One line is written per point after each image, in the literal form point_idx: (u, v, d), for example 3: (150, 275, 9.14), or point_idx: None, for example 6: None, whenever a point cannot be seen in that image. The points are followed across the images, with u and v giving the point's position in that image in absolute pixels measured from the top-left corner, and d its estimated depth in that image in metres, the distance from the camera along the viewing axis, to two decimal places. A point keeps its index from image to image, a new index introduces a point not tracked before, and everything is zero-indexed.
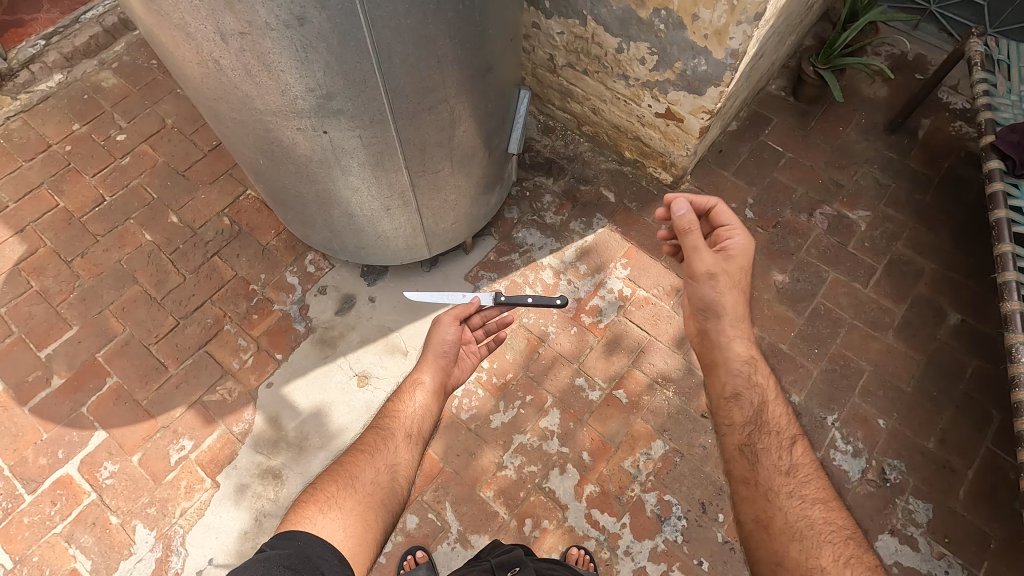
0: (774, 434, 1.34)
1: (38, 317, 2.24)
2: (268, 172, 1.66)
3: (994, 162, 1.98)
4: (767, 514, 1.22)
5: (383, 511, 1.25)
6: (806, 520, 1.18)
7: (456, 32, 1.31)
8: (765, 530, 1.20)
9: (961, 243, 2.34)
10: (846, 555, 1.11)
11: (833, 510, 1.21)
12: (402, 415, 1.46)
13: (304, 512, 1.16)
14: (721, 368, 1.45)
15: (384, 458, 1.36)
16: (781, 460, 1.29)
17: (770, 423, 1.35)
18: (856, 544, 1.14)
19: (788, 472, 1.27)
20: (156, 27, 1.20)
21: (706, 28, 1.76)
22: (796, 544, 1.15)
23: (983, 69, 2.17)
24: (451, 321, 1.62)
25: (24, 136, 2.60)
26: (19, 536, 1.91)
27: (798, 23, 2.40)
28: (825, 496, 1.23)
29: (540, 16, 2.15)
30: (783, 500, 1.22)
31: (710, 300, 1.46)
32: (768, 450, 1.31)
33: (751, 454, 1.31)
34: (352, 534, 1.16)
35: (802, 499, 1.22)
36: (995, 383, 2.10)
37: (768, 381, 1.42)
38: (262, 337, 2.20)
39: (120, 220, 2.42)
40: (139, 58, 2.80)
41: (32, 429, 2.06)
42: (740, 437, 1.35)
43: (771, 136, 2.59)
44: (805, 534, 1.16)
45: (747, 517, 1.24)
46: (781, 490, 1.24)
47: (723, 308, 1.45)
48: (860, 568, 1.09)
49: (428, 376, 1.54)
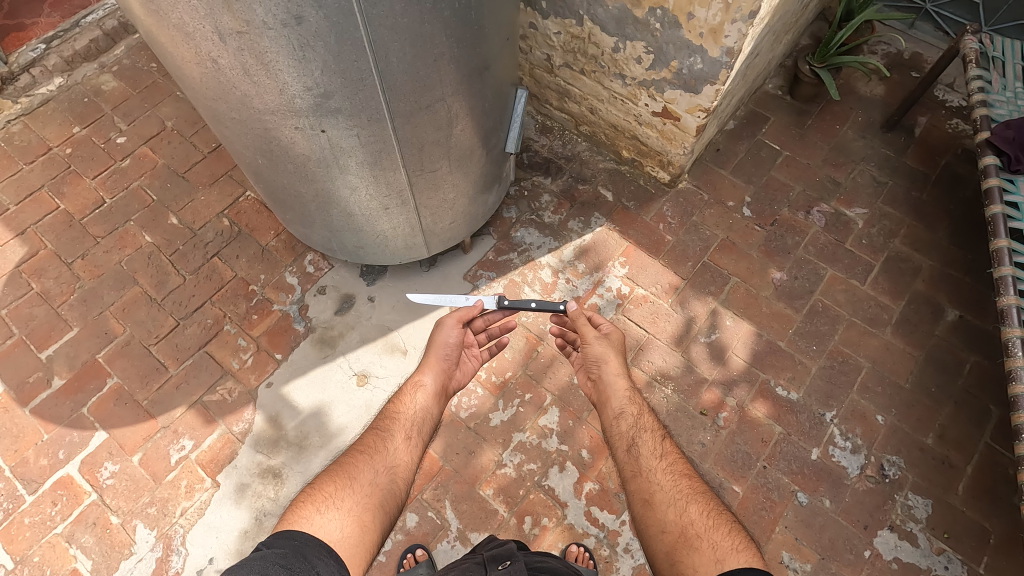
0: (648, 428, 1.45)
1: (39, 318, 2.25)
2: (267, 171, 1.67)
3: (989, 158, 1.99)
4: (648, 491, 1.30)
5: (380, 511, 1.24)
6: (672, 491, 1.29)
7: (453, 31, 1.32)
8: (647, 503, 1.29)
9: (958, 240, 2.34)
10: (708, 509, 1.24)
11: (693, 483, 1.31)
12: (402, 417, 1.45)
13: (302, 511, 1.15)
14: (604, 407, 1.56)
15: (383, 459, 1.35)
16: (656, 447, 1.40)
17: (645, 421, 1.46)
18: (717, 511, 1.24)
19: (662, 455, 1.38)
20: (156, 28, 1.21)
21: (702, 27, 1.78)
22: (672, 509, 1.25)
23: (978, 66, 2.17)
24: (456, 322, 1.63)
25: (25, 140, 2.62)
26: (20, 536, 1.92)
27: (793, 23, 2.41)
28: (688, 473, 1.34)
29: (537, 17, 2.17)
30: (658, 476, 1.33)
31: (600, 353, 1.59)
32: (645, 441, 1.41)
33: (631, 448, 1.40)
34: (350, 534, 1.15)
35: (671, 476, 1.33)
36: (994, 379, 2.10)
37: (630, 393, 1.54)
38: (261, 337, 2.21)
39: (120, 222, 2.43)
40: (140, 62, 2.82)
41: (33, 430, 2.07)
42: (624, 437, 1.43)
43: (769, 134, 2.60)
44: (673, 503, 1.26)
45: (635, 495, 1.32)
46: (658, 470, 1.34)
47: (612, 360, 1.59)
48: (721, 518, 1.22)
49: (428, 378, 1.55)
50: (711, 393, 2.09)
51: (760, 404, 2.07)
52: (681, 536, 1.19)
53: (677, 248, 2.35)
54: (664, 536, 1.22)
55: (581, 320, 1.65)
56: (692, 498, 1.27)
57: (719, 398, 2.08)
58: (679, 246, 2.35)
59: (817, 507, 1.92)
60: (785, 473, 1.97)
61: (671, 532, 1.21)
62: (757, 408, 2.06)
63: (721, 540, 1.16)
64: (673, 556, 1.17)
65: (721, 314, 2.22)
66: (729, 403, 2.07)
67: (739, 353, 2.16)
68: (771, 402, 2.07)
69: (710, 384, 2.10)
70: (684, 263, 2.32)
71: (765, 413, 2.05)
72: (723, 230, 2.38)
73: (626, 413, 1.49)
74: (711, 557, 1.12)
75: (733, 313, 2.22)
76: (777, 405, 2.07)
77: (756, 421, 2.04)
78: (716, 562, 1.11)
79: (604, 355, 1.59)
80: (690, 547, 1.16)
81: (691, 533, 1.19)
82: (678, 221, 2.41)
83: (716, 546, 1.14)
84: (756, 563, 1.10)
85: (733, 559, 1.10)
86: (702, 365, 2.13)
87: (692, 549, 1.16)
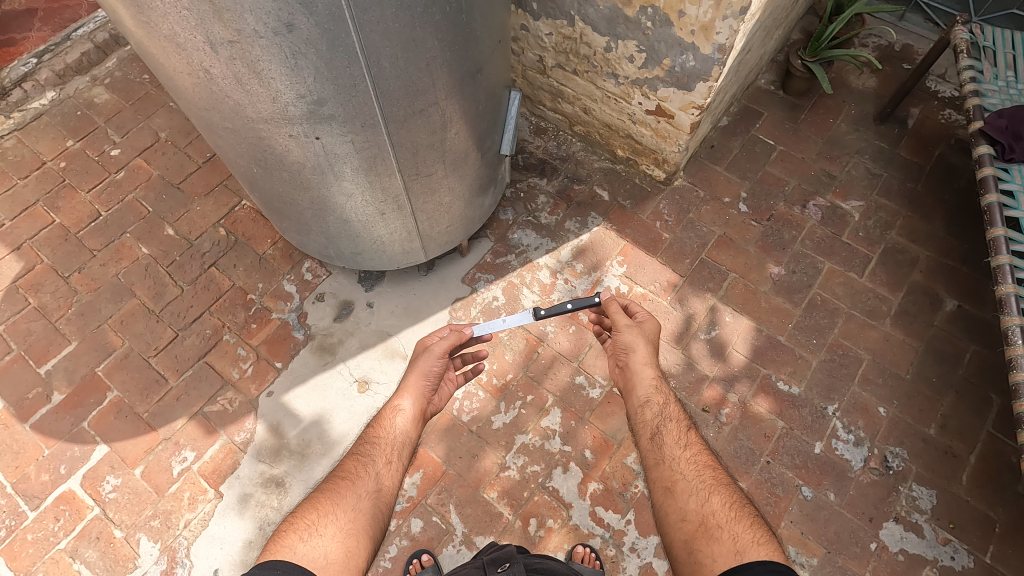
0: (673, 417, 1.46)
1: (37, 333, 2.24)
2: (261, 180, 1.67)
3: (983, 147, 2.00)
4: (670, 480, 1.31)
5: (365, 538, 1.21)
6: (696, 480, 1.29)
7: (445, 34, 1.31)
8: (668, 491, 1.30)
9: (954, 229, 2.35)
10: (730, 501, 1.24)
11: (716, 476, 1.31)
12: (383, 441, 1.41)
13: (285, 540, 1.13)
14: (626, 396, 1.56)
15: (365, 485, 1.30)
16: (679, 437, 1.41)
17: (671, 410, 1.47)
18: (740, 505, 1.24)
19: (686, 445, 1.39)
20: (147, 39, 1.21)
21: (693, 25, 1.78)
22: (693, 498, 1.26)
23: (969, 56, 2.18)
24: (440, 354, 1.54)
25: (19, 154, 2.61)
26: (24, 552, 1.91)
27: (784, 17, 2.42)
28: (712, 467, 1.33)
29: (528, 18, 2.17)
30: (681, 465, 1.34)
31: (629, 341, 1.56)
32: (669, 430, 1.42)
33: (655, 437, 1.41)
34: (334, 561, 1.12)
35: (695, 466, 1.33)
36: (993, 367, 2.10)
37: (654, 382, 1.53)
38: (261, 345, 2.20)
39: (116, 234, 2.42)
40: (131, 73, 2.82)
41: (34, 446, 2.06)
42: (648, 425, 1.44)
43: (762, 130, 2.60)
44: (695, 491, 1.27)
45: (657, 483, 1.33)
46: (681, 459, 1.35)
47: (640, 349, 1.56)
48: (743, 511, 1.22)
49: (407, 402, 1.48)
50: (712, 390, 2.09)
51: (762, 400, 2.07)
52: (701, 526, 1.20)
53: (674, 245, 2.35)
54: (684, 524, 1.22)
55: (613, 310, 1.62)
56: (714, 489, 1.27)
57: (720, 394, 2.08)
58: (675, 244, 2.35)
59: (821, 501, 1.92)
60: (789, 467, 1.97)
61: (690, 520, 1.22)
62: (759, 403, 2.06)
63: (742, 532, 1.15)
64: (691, 544, 1.18)
65: (720, 311, 2.22)
66: (730, 399, 2.07)
67: (739, 349, 2.16)
68: (772, 396, 2.07)
69: (711, 380, 2.10)
70: (682, 260, 2.32)
71: (767, 407, 2.05)
72: (719, 227, 2.38)
73: (651, 401, 1.49)
74: (731, 548, 1.12)
75: (732, 309, 2.23)
76: (779, 400, 2.07)
77: (758, 416, 2.04)
78: (737, 553, 1.11)
79: (630, 345, 1.56)
80: (710, 537, 1.17)
81: (711, 523, 1.19)
82: (674, 219, 2.41)
83: (737, 537, 1.14)
84: (777, 558, 1.09)
85: (754, 552, 1.10)
86: (703, 362, 2.13)
87: (711, 539, 1.16)
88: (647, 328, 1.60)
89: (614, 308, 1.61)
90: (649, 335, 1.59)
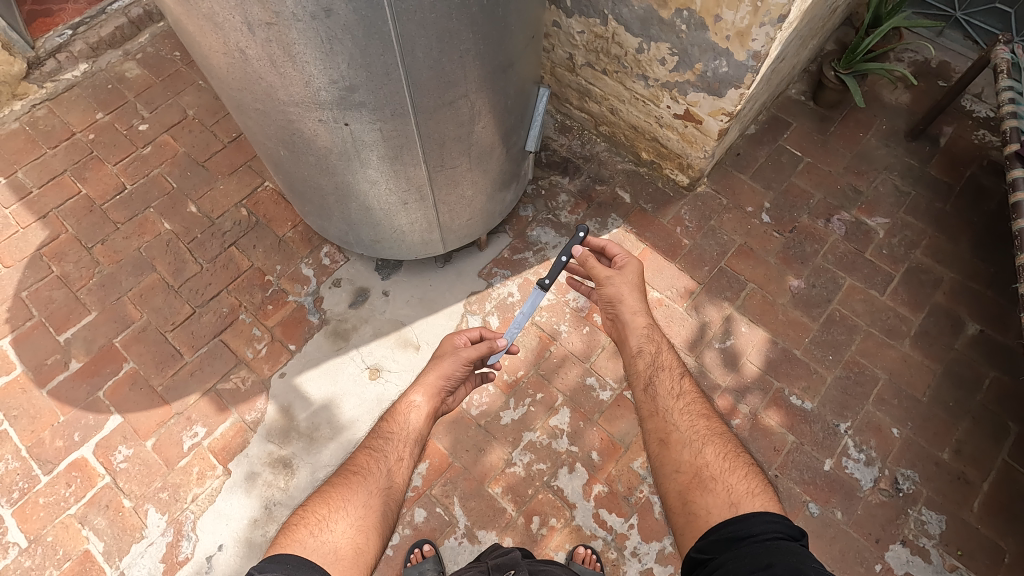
0: (666, 365, 1.46)
1: (58, 302, 2.27)
2: (288, 162, 1.68)
3: (1018, 170, 1.96)
4: (664, 431, 1.33)
5: (375, 534, 1.21)
6: (690, 430, 1.31)
7: (479, 27, 1.31)
8: (661, 443, 1.31)
9: (980, 251, 2.31)
10: (724, 452, 1.26)
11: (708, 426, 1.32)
12: (397, 437, 1.40)
13: (296, 534, 1.14)
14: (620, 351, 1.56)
15: (376, 482, 1.30)
16: (673, 387, 1.41)
17: (663, 358, 1.48)
18: (733, 455, 1.26)
19: (679, 395, 1.40)
20: (184, 17, 1.22)
21: (728, 29, 1.76)
22: (687, 450, 1.27)
23: (1009, 76, 2.12)
24: (466, 359, 1.55)
25: (49, 124, 2.65)
26: (35, 515, 1.94)
27: (821, 27, 2.38)
28: (711, 426, 1.33)
29: (561, 15, 2.16)
30: (674, 416, 1.35)
31: (613, 294, 1.58)
32: (662, 379, 1.43)
33: (649, 388, 1.42)
34: (344, 555, 1.13)
35: (688, 416, 1.35)
36: (1013, 395, 2.07)
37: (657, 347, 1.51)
38: (276, 327, 2.22)
39: (140, 209, 2.45)
40: (163, 50, 2.85)
41: (50, 412, 2.09)
42: (641, 376, 1.45)
43: (791, 140, 2.57)
44: (690, 439, 1.29)
45: (652, 437, 1.34)
46: (675, 410, 1.36)
47: (627, 298, 1.57)
48: (737, 461, 1.24)
49: (422, 399, 1.48)
50: (723, 400, 2.07)
51: (773, 413, 2.05)
52: (695, 477, 1.21)
53: (694, 251, 2.33)
54: (679, 476, 1.24)
55: (590, 261, 1.61)
56: (708, 439, 1.29)
57: (731, 404, 2.06)
58: (695, 250, 2.34)
59: (828, 518, 1.90)
60: (797, 482, 1.95)
61: (685, 472, 1.23)
62: (770, 416, 2.04)
63: (737, 484, 1.18)
64: (686, 495, 1.20)
65: (736, 320, 2.21)
66: (741, 410, 2.05)
67: (753, 359, 2.14)
68: (784, 410, 2.05)
69: (722, 390, 2.09)
70: (700, 267, 2.30)
71: (778, 421, 2.04)
72: (740, 236, 2.36)
73: (644, 350, 1.50)
74: (726, 500, 1.15)
75: (748, 320, 2.21)
76: (791, 414, 2.05)
77: (768, 429, 2.02)
78: (731, 504, 1.14)
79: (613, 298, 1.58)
80: (704, 488, 1.19)
81: (705, 475, 1.21)
82: (695, 225, 2.39)
83: (731, 489, 1.17)
84: (772, 507, 1.12)
85: (748, 503, 1.13)
86: (715, 371, 2.12)
87: (705, 490, 1.18)
88: (629, 272, 1.60)
89: (591, 260, 1.61)
90: (633, 281, 1.59)
